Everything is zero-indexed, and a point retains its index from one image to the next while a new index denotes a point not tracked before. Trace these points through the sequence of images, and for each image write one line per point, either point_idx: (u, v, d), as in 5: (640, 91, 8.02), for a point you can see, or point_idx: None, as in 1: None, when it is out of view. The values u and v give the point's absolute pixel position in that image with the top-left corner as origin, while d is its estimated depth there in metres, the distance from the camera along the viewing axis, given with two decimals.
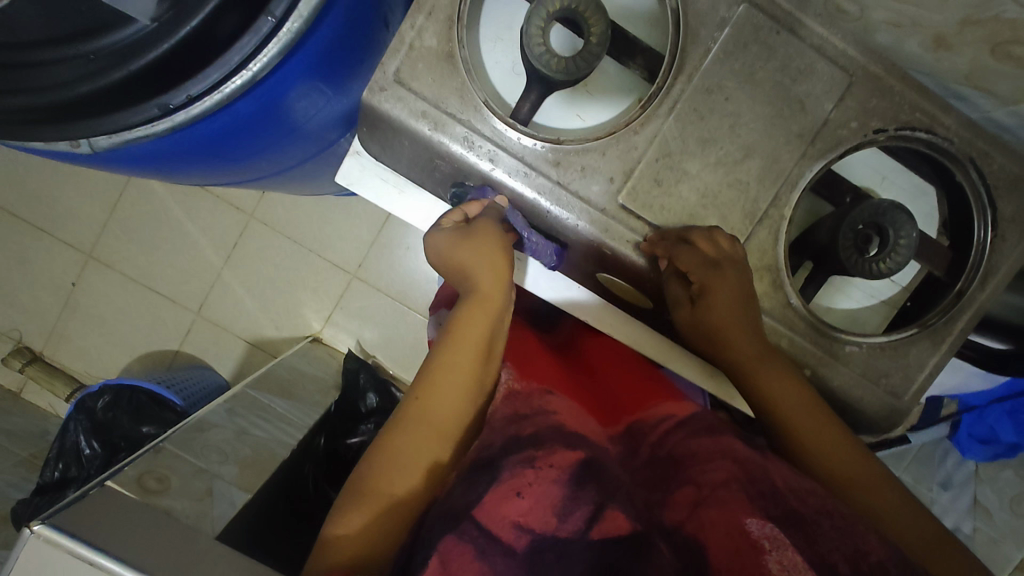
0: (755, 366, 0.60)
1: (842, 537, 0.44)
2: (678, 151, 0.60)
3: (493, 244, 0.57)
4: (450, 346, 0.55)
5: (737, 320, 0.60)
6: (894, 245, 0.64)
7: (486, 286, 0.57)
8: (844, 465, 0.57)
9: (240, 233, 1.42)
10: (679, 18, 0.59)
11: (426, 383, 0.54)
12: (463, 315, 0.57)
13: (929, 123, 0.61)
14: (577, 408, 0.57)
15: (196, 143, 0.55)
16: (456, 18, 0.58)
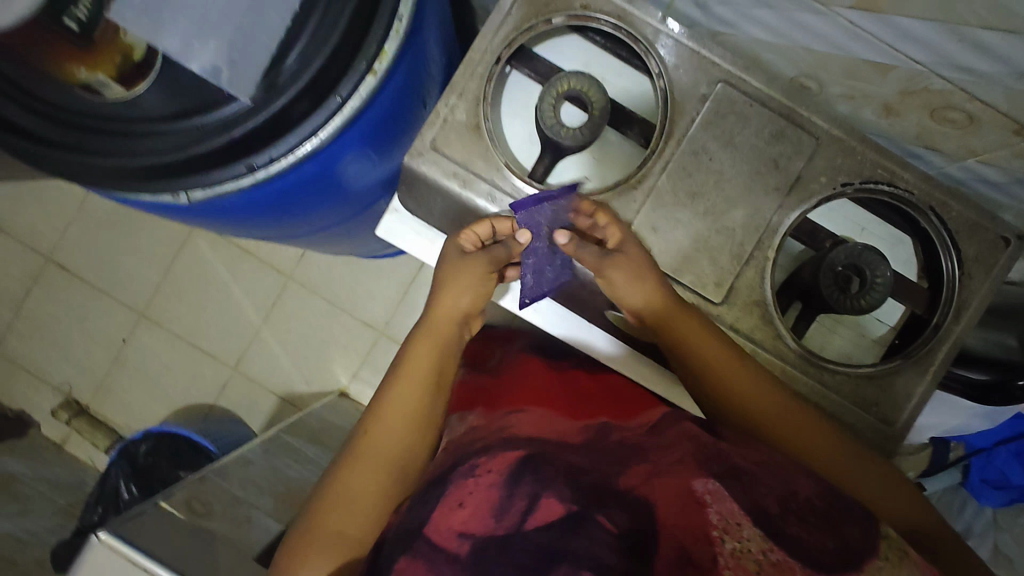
0: (701, 358, 0.67)
1: (775, 482, 0.53)
2: (672, 203, 0.70)
3: (473, 274, 0.70)
4: (409, 372, 0.69)
5: (655, 283, 0.68)
6: (872, 284, 0.71)
7: (439, 318, 0.72)
8: (795, 433, 0.65)
9: (279, 293, 1.54)
10: (667, 94, 0.71)
11: (386, 411, 0.68)
12: (421, 346, 0.71)
13: (891, 178, 0.71)
14: (541, 415, 0.69)
15: (267, 198, 0.66)
16: (482, 96, 0.71)
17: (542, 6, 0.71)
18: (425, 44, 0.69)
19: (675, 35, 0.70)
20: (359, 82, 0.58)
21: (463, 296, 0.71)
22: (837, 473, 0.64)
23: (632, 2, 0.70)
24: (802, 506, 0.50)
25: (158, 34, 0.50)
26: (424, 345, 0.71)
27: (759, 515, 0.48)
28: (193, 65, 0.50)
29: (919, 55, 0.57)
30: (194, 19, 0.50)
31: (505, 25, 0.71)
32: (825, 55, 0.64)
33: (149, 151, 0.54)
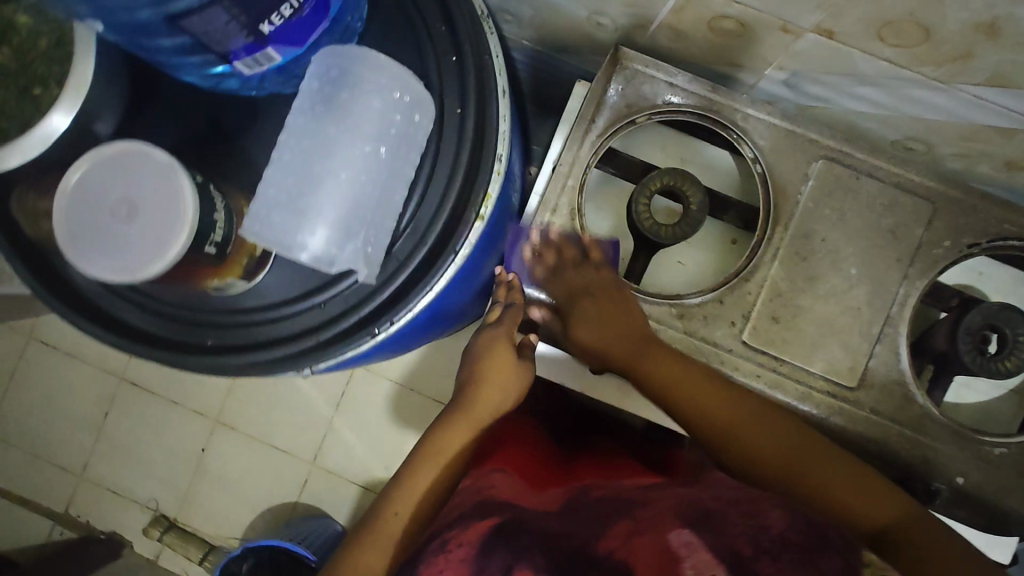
0: (705, 408, 0.61)
1: (746, 520, 0.47)
2: (790, 290, 0.67)
3: (508, 359, 0.66)
4: (427, 454, 0.63)
5: (613, 315, 0.66)
6: (1015, 343, 0.67)
7: (475, 400, 0.66)
8: (776, 458, 0.58)
9: (348, 381, 1.52)
10: (766, 179, 0.68)
11: (396, 499, 0.61)
12: (449, 428, 0.64)
13: (1020, 232, 0.67)
14: (510, 479, 0.62)
15: (383, 347, 0.64)
16: (577, 208, 0.69)
17: (623, 108, 0.69)
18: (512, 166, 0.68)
19: (767, 118, 0.68)
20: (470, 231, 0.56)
21: (498, 392, 0.66)
22: (830, 495, 0.55)
23: (716, 92, 0.68)
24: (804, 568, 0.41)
25: (298, 232, 0.50)
26: (454, 425, 0.65)
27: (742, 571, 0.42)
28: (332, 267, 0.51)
29: None
30: (339, 219, 0.51)
31: (589, 132, 0.69)
32: (937, 123, 0.61)
33: (278, 340, 0.54)
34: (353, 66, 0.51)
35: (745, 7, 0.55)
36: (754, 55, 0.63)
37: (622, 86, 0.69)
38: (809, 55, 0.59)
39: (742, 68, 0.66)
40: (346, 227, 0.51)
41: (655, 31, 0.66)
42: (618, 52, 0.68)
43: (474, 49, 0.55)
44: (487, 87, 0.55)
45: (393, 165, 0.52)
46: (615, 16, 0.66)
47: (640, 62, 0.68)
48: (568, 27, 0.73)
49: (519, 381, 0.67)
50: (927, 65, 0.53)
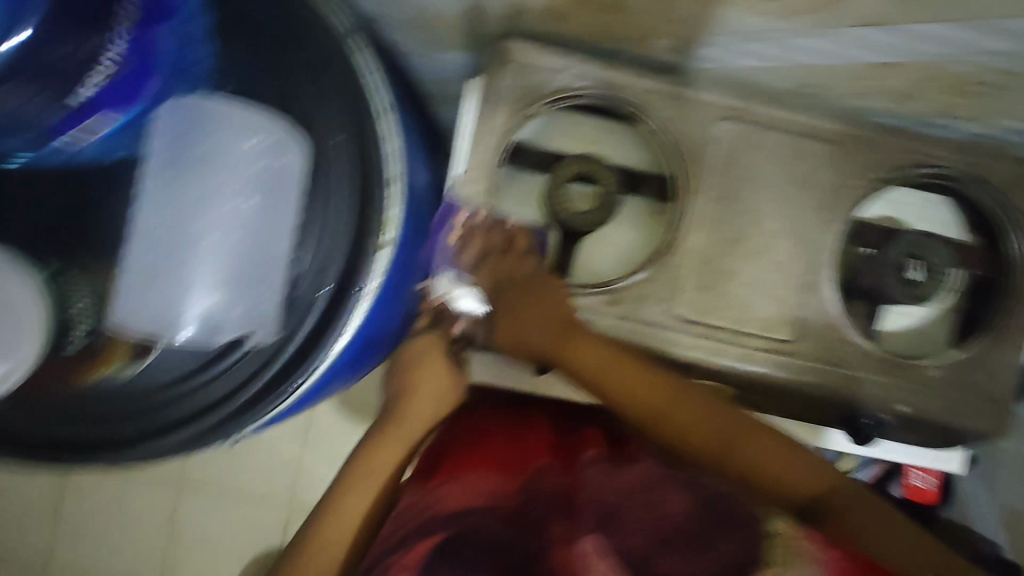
0: (636, 401, 0.60)
1: (645, 512, 0.50)
2: (716, 256, 0.67)
3: (440, 372, 0.70)
4: (365, 462, 0.64)
5: (552, 313, 0.63)
6: (931, 264, 0.70)
7: (413, 411, 0.68)
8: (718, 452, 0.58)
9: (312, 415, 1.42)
10: (675, 150, 0.67)
11: (340, 490, 0.62)
12: (378, 440, 0.66)
13: (925, 157, 0.67)
14: (478, 479, 0.57)
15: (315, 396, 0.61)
16: (493, 213, 0.67)
17: (520, 101, 0.67)
18: (416, 180, 0.65)
19: (665, 87, 0.66)
20: (375, 260, 0.53)
21: (428, 402, 0.69)
22: (774, 468, 0.57)
23: (610, 69, 0.66)
24: None
25: (183, 302, 0.49)
26: (386, 440, 0.66)
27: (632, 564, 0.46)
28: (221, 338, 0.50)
29: (936, 50, 0.54)
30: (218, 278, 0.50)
31: (489, 132, 0.67)
32: (827, 67, 0.61)
33: (194, 415, 0.51)
34: (206, 118, 0.50)
35: None
36: (639, 27, 0.61)
37: (515, 78, 0.66)
38: (691, 19, 0.58)
39: (631, 43, 0.65)
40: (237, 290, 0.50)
41: (537, 18, 0.64)
42: (504, 45, 0.65)
43: (343, 75, 0.52)
44: (366, 108, 0.52)
45: (272, 216, 0.51)
46: (493, 7, 0.63)
47: (528, 51, 0.65)
48: (449, 24, 0.70)
49: (453, 394, 0.70)
50: (805, 14, 0.53)
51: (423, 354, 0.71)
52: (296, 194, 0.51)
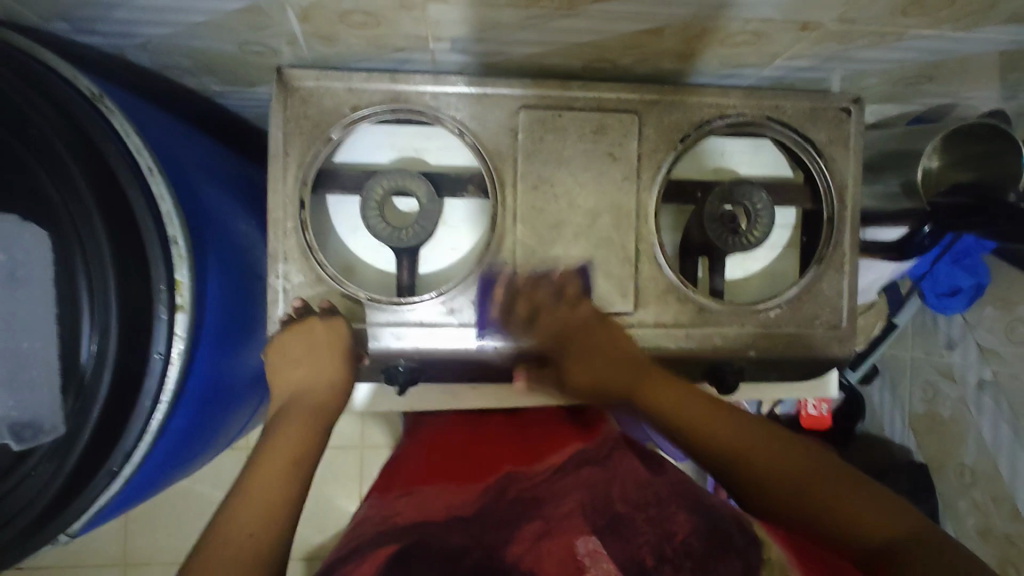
0: (693, 436, 0.58)
1: (653, 528, 0.50)
2: (540, 244, 0.68)
3: (333, 347, 0.63)
4: (268, 454, 0.53)
5: (603, 368, 0.65)
6: (756, 212, 0.70)
7: (314, 393, 0.61)
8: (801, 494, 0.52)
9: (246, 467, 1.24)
10: (480, 149, 0.67)
11: (245, 491, 0.50)
12: (284, 425, 0.57)
13: (720, 110, 0.69)
14: (435, 489, 0.64)
15: (159, 465, 0.60)
16: (307, 247, 0.66)
17: (313, 129, 0.66)
18: (220, 228, 0.64)
19: (455, 89, 0.67)
20: (171, 327, 0.53)
21: (319, 375, 0.61)
22: (835, 500, 0.51)
23: (397, 80, 0.66)
24: (680, 548, 0.47)
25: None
26: (289, 421, 0.57)
27: (633, 563, 0.46)
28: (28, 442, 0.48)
29: (681, 11, 0.55)
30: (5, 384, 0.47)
31: (288, 167, 0.65)
32: (599, 42, 0.62)
33: (5, 523, 0.49)
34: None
35: None
36: (407, 36, 0.61)
37: (301, 108, 0.65)
38: (448, 22, 0.58)
39: (411, 50, 0.64)
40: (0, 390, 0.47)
41: (309, 44, 0.63)
42: (283, 76, 0.64)
43: (79, 142, 0.50)
44: (115, 176, 0.51)
45: (13, 315, 0.47)
46: (260, 39, 0.62)
47: (309, 79, 0.65)
48: (233, 62, 0.68)
49: (348, 369, 0.63)
50: (543, 1, 0.53)
51: (307, 342, 0.62)
52: (41, 285, 0.48)
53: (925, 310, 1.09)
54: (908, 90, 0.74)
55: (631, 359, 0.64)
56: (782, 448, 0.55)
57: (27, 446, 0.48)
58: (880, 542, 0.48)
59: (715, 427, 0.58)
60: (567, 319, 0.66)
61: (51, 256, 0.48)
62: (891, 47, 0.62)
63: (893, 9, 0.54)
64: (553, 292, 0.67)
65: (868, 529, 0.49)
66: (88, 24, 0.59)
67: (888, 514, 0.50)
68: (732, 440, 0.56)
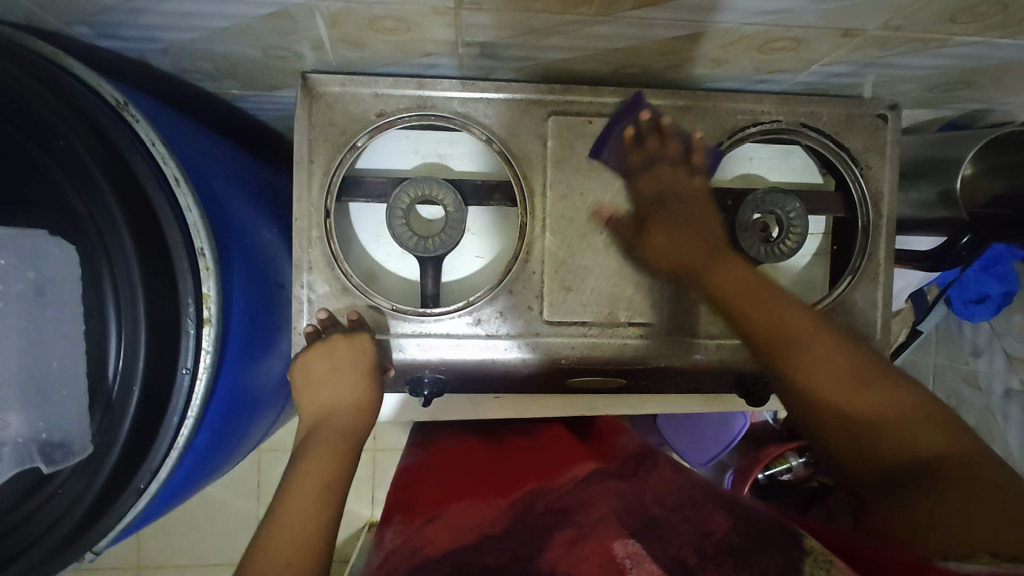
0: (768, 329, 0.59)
1: (689, 530, 0.48)
2: (569, 254, 0.66)
3: (355, 363, 0.61)
4: (299, 478, 0.53)
5: (688, 254, 0.62)
6: (789, 221, 0.69)
7: (341, 411, 0.60)
8: (866, 413, 0.52)
9: (257, 471, 1.23)
10: (508, 156, 0.66)
11: (280, 518, 0.50)
12: (312, 449, 0.56)
13: (753, 117, 0.68)
14: (458, 511, 0.62)
15: (185, 476, 0.58)
16: (332, 256, 0.65)
17: (338, 137, 0.64)
18: (244, 237, 0.63)
19: (483, 95, 0.65)
20: (198, 340, 0.52)
21: (343, 391, 0.60)
22: (891, 428, 0.50)
23: (424, 86, 0.65)
24: (720, 544, 0.46)
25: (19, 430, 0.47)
26: (318, 442, 0.57)
27: (675, 561, 0.44)
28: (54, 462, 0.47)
29: (722, 18, 0.53)
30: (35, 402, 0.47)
31: (313, 175, 0.64)
32: (632, 49, 0.60)
33: (33, 543, 0.47)
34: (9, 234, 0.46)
35: (389, 3, 0.52)
36: (436, 41, 0.59)
37: (327, 114, 0.64)
38: (479, 28, 0.56)
39: (439, 56, 0.63)
40: (32, 408, 0.47)
41: (335, 49, 0.61)
42: (308, 82, 0.63)
43: (105, 152, 0.48)
44: (141, 187, 0.50)
45: (39, 331, 0.47)
46: (287, 45, 0.60)
47: (334, 85, 0.64)
48: (257, 67, 0.67)
49: (374, 383, 0.62)
50: (580, 6, 0.51)
51: (331, 362, 0.61)
52: (67, 302, 0.47)
53: (949, 317, 1.07)
54: (944, 96, 0.72)
55: (707, 233, 0.62)
56: (873, 378, 0.55)
57: (57, 468, 0.48)
58: (915, 460, 0.47)
59: (798, 351, 0.58)
60: (680, 181, 0.63)
61: (79, 274, 0.48)
62: (933, 53, 0.60)
63: (942, 15, 0.52)
64: (683, 147, 0.64)
65: (913, 448, 0.48)
66: (110, 29, 0.58)
67: (944, 439, 0.47)
68: (811, 354, 0.57)
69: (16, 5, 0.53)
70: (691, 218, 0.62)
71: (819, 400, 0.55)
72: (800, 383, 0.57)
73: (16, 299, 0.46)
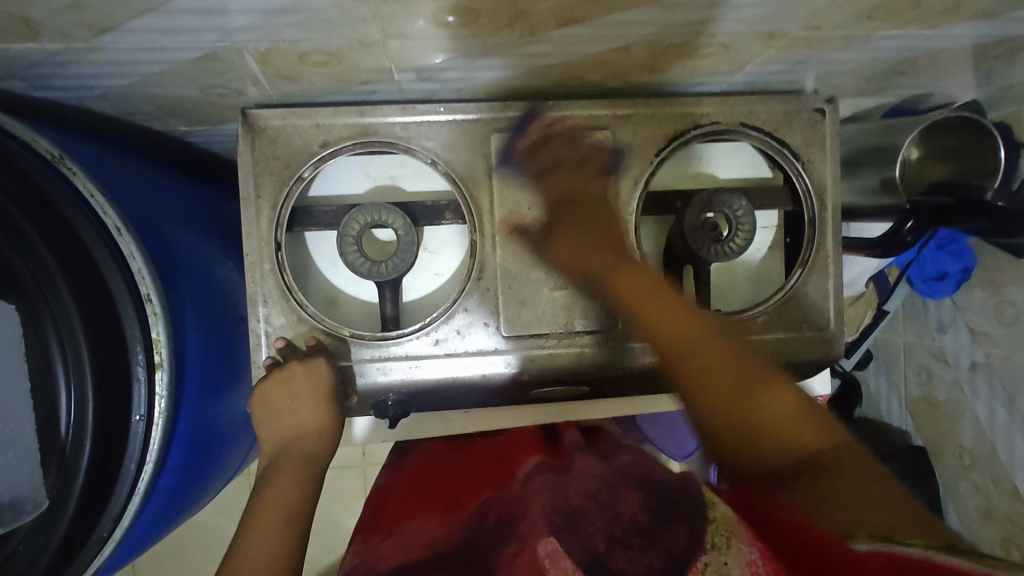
0: (660, 333, 0.55)
1: (604, 513, 0.49)
2: (522, 267, 0.67)
3: (312, 394, 0.62)
4: (265, 507, 0.53)
5: (584, 254, 0.62)
6: (737, 219, 0.69)
7: (302, 439, 0.60)
8: (763, 423, 0.48)
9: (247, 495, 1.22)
10: (453, 177, 0.66)
11: (243, 546, 0.50)
12: (272, 480, 0.56)
13: (694, 119, 0.69)
14: (421, 524, 0.64)
15: (156, 510, 0.59)
16: (286, 288, 0.65)
17: (283, 169, 0.65)
18: (197, 275, 0.63)
19: (425, 118, 0.66)
20: (150, 386, 0.52)
21: (302, 419, 0.61)
22: (831, 455, 0.45)
23: (365, 112, 0.65)
24: (630, 526, 0.47)
25: None
26: (278, 473, 0.57)
27: (588, 555, 0.44)
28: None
29: (645, 30, 0.54)
30: None
31: (261, 210, 0.65)
32: (566, 64, 0.61)
33: None
34: None
35: (315, 39, 0.52)
36: (370, 70, 0.60)
37: (270, 148, 0.64)
38: (410, 55, 0.57)
39: (377, 83, 0.63)
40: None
41: (272, 83, 0.62)
42: (248, 118, 0.63)
43: (41, 212, 0.49)
44: (81, 241, 0.50)
45: None
46: (223, 83, 0.61)
47: (275, 118, 0.64)
48: (200, 105, 0.67)
49: (336, 405, 0.63)
50: (504, 29, 0.52)
51: (289, 391, 0.61)
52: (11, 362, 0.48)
53: (914, 294, 1.08)
54: (881, 85, 0.74)
55: (608, 238, 0.62)
56: (764, 374, 0.51)
57: (12, 528, 0.49)
58: (801, 455, 0.46)
59: (705, 370, 0.51)
60: (578, 184, 0.65)
61: (21, 335, 0.48)
62: (861, 48, 0.61)
63: (859, 14, 0.53)
64: (580, 155, 0.66)
65: (811, 448, 0.46)
66: (44, 81, 0.58)
67: (807, 430, 0.47)
68: (703, 354, 0.52)
69: None
70: (601, 209, 0.63)
71: (680, 353, 0.53)
72: (689, 389, 0.51)
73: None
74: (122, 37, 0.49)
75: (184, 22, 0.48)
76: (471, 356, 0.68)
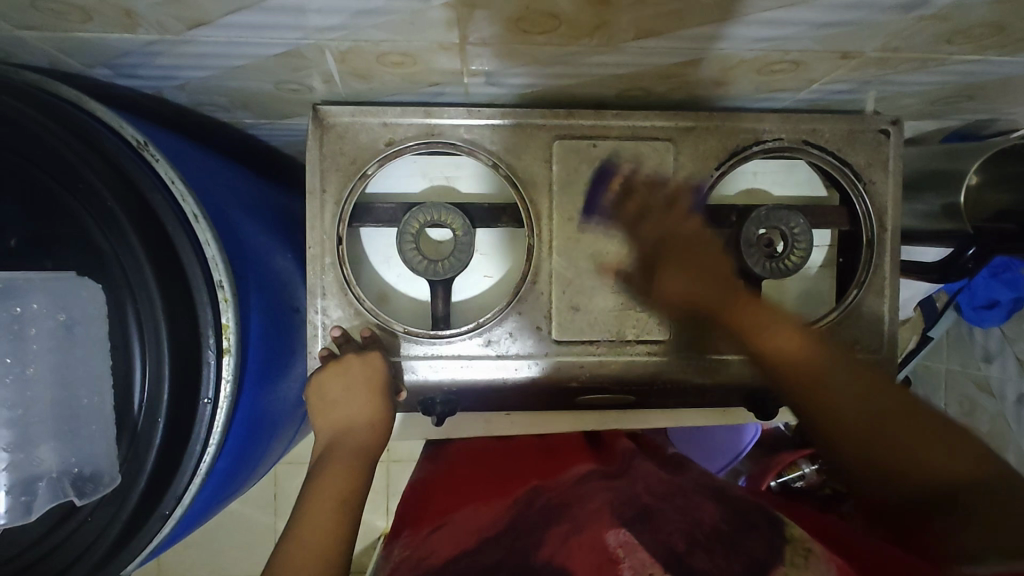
0: (789, 364, 0.59)
1: (679, 518, 0.49)
2: (576, 273, 0.68)
3: (367, 387, 0.63)
4: (319, 492, 0.55)
5: (716, 295, 0.63)
6: (793, 236, 0.69)
7: (358, 429, 0.61)
8: (871, 433, 0.54)
9: (275, 483, 1.24)
10: (515, 181, 0.67)
11: (299, 529, 0.51)
12: (325, 468, 0.57)
13: (757, 136, 0.69)
14: (465, 516, 0.65)
15: (213, 489, 0.61)
16: (345, 282, 0.66)
17: (350, 166, 0.66)
18: (259, 265, 0.64)
19: (489, 122, 0.67)
20: (218, 371, 0.53)
21: (356, 408, 0.62)
22: (966, 498, 0.47)
23: (432, 113, 0.66)
24: (709, 535, 0.46)
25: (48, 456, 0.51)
26: (333, 460, 0.58)
27: (666, 553, 0.44)
28: (79, 498, 0.50)
29: (722, 44, 0.54)
30: (64, 434, 0.51)
31: (325, 204, 0.66)
32: (634, 74, 0.62)
33: (74, 561, 0.50)
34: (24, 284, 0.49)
35: (396, 41, 0.53)
36: (442, 73, 0.61)
37: (337, 145, 0.66)
38: (483, 59, 0.58)
39: (445, 85, 0.64)
40: (66, 440, 0.51)
41: (345, 82, 0.63)
42: (318, 114, 0.65)
43: (128, 194, 0.50)
44: (162, 224, 0.51)
45: (68, 362, 0.50)
46: (298, 79, 0.62)
47: (344, 115, 0.65)
48: (270, 99, 0.69)
49: (390, 397, 0.64)
50: (583, 38, 0.53)
51: (345, 380, 0.62)
52: (95, 338, 0.50)
53: (959, 322, 1.07)
54: (946, 109, 0.73)
55: (714, 272, 0.63)
56: (877, 391, 0.56)
57: (88, 500, 0.51)
58: (927, 486, 0.49)
59: (829, 393, 0.57)
60: (675, 223, 0.65)
61: (104, 311, 0.50)
62: (934, 71, 0.61)
63: (940, 37, 0.53)
64: (667, 199, 0.66)
65: (928, 465, 0.50)
66: (129, 70, 0.60)
67: (946, 457, 0.50)
68: (846, 391, 0.56)
69: (41, 52, 0.56)
70: (702, 252, 0.64)
71: (793, 369, 0.59)
72: (823, 405, 0.56)
73: (47, 335, 0.50)
74: (214, 31, 0.51)
75: (276, 20, 0.49)
76: (521, 359, 0.68)
